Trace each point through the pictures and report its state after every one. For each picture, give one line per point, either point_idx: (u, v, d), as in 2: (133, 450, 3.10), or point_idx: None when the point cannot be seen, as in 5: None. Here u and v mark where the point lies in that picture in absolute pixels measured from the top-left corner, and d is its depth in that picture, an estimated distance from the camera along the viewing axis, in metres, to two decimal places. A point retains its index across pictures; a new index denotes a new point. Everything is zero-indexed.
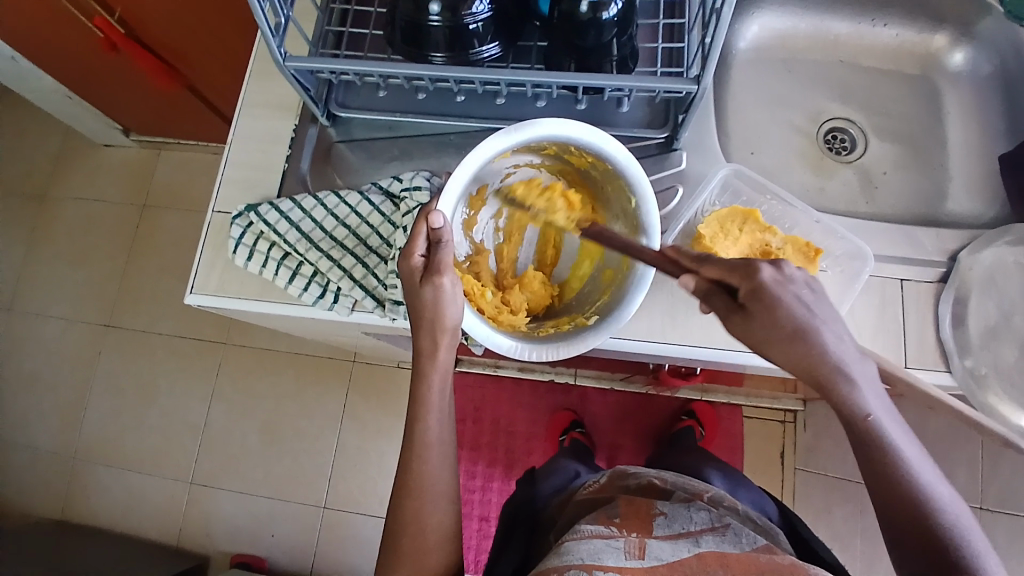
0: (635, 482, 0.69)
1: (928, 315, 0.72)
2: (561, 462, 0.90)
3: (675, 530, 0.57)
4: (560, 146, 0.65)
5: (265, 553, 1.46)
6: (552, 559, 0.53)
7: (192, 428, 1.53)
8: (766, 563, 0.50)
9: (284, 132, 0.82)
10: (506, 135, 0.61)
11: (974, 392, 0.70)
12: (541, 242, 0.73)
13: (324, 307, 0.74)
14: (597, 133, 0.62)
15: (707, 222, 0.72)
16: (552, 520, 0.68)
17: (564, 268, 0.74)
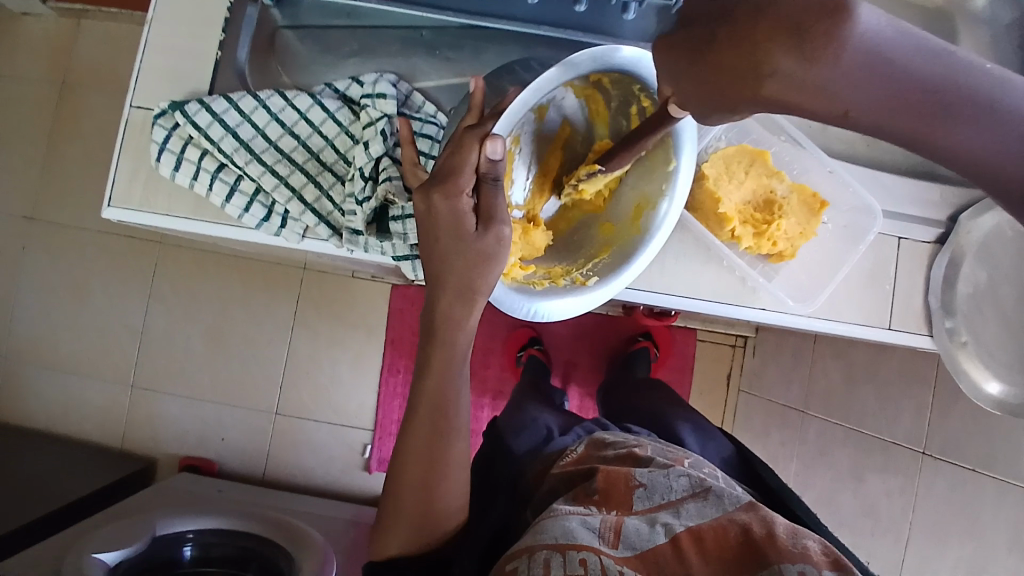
0: (613, 451, 0.68)
1: (920, 278, 0.70)
2: (532, 419, 0.87)
3: (654, 503, 0.60)
4: (619, 80, 0.56)
5: (215, 457, 1.44)
6: (528, 537, 0.55)
7: (131, 330, 1.44)
8: (738, 544, 0.53)
9: (216, 12, 0.67)
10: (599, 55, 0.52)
11: (949, 353, 0.69)
12: (538, 177, 0.63)
13: (269, 232, 0.64)
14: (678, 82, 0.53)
15: (712, 160, 0.63)
16: (530, 493, 0.68)
17: (548, 212, 0.66)
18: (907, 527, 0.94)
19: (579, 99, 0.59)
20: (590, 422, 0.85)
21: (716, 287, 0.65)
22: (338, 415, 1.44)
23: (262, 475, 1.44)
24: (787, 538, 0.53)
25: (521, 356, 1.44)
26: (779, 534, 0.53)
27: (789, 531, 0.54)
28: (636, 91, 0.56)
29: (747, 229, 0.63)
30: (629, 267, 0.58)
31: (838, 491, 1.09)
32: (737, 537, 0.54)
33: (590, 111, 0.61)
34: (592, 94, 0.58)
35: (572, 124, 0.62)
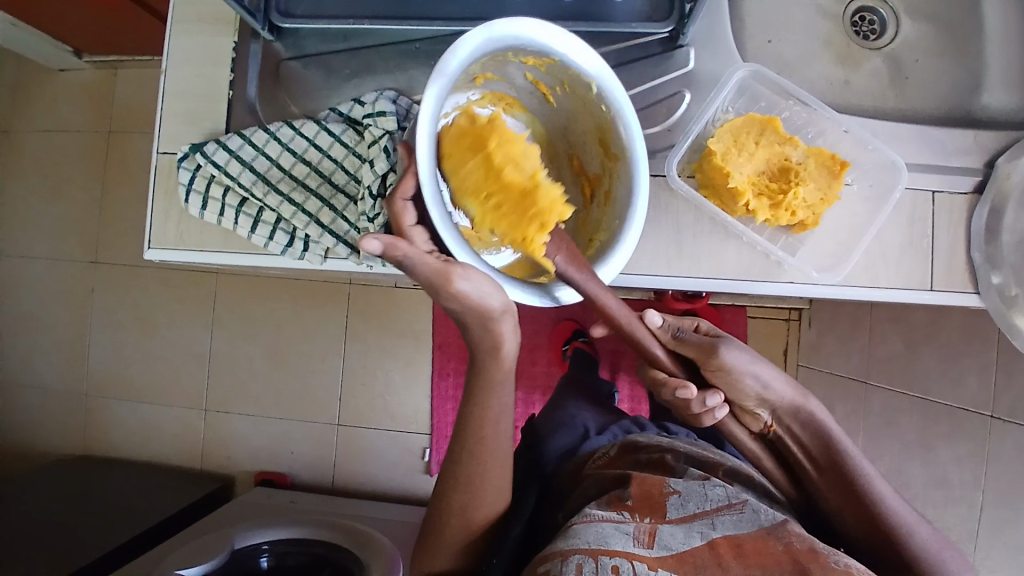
0: (645, 457, 0.70)
1: (960, 232, 0.65)
2: (571, 417, 0.89)
3: (688, 511, 0.59)
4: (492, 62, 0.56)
5: (286, 470, 1.52)
6: (559, 541, 0.56)
7: (199, 357, 1.54)
8: (781, 553, 0.54)
9: (224, 53, 0.72)
10: (455, 56, 0.50)
11: (1000, 311, 0.63)
12: None
13: (293, 256, 0.67)
14: (535, 21, 0.53)
15: (719, 135, 0.62)
16: (564, 494, 0.70)
17: None
18: (979, 497, 0.88)
19: (489, 108, 0.62)
20: (627, 422, 0.86)
21: (738, 265, 0.63)
22: (394, 422, 1.49)
23: (331, 484, 1.51)
24: (823, 554, 0.54)
25: (566, 349, 1.44)
26: (819, 550, 0.55)
27: (828, 550, 0.56)
28: (514, 57, 0.57)
29: (766, 202, 0.61)
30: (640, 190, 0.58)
31: (906, 462, 1.03)
32: (778, 550, 0.55)
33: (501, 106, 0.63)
34: (493, 95, 0.62)
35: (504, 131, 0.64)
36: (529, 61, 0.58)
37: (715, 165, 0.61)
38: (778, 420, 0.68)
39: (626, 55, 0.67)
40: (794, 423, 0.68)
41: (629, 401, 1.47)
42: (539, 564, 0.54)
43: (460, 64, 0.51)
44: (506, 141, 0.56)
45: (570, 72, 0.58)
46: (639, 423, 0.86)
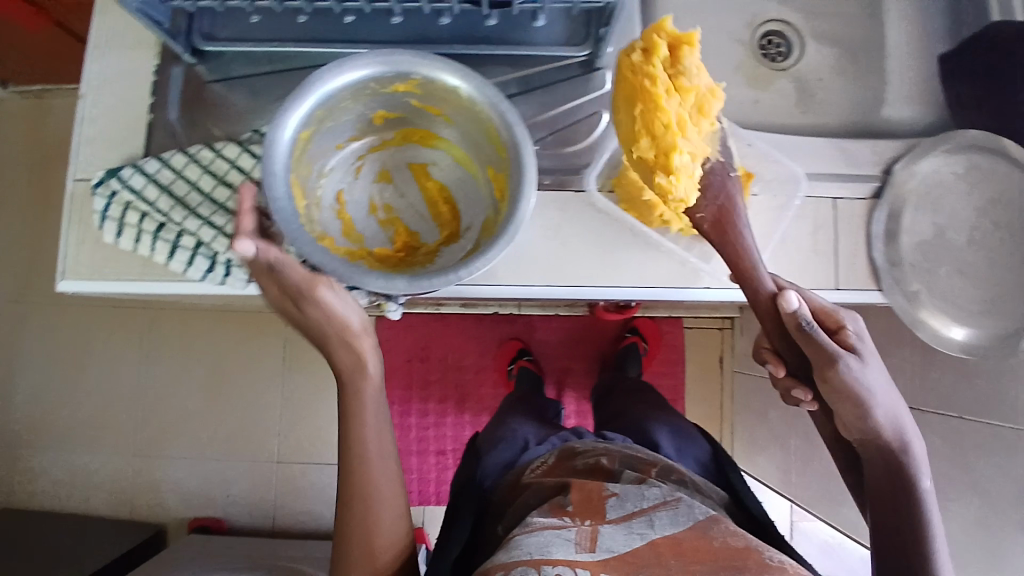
0: (581, 463, 0.71)
1: (860, 236, 0.70)
2: (511, 431, 0.87)
3: (627, 510, 0.60)
4: (360, 97, 0.59)
5: (223, 513, 1.44)
6: (501, 554, 0.56)
7: (127, 397, 1.45)
8: (716, 548, 0.55)
9: (145, 78, 0.71)
10: (299, 101, 0.54)
11: (905, 310, 0.69)
12: (429, 203, 0.67)
13: (215, 281, 0.65)
14: (375, 53, 0.56)
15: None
16: (501, 509, 0.70)
17: (468, 216, 0.67)
18: None
19: (402, 145, 0.67)
20: (566, 433, 0.87)
21: (657, 275, 0.67)
22: (337, 456, 1.44)
23: (271, 526, 1.44)
24: (759, 549, 0.56)
25: (511, 370, 1.42)
26: (755, 546, 0.57)
27: (762, 545, 0.57)
28: (383, 87, 0.59)
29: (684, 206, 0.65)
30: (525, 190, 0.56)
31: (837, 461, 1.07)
32: (714, 546, 0.56)
33: (408, 137, 0.66)
34: (401, 130, 0.66)
35: (422, 160, 0.67)
36: (399, 88, 0.59)
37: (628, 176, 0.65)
38: (865, 447, 0.58)
39: (546, 77, 0.70)
40: (880, 455, 0.57)
41: (575, 416, 1.48)
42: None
43: (316, 99, 0.55)
44: (676, 96, 0.58)
45: (441, 86, 0.59)
46: (578, 433, 0.87)
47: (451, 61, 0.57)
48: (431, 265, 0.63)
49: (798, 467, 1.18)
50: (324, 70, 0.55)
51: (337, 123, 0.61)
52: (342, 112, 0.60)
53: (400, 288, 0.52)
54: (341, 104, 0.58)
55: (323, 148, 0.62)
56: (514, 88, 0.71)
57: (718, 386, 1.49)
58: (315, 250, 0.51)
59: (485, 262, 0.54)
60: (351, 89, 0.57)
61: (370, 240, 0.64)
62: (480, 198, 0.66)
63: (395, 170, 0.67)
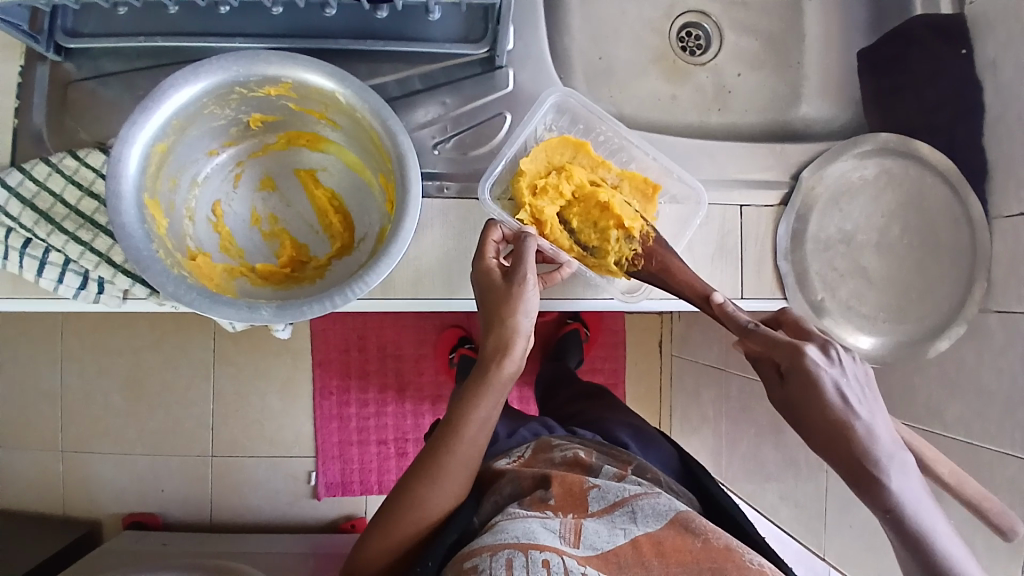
0: (560, 455, 0.70)
1: (767, 242, 0.69)
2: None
3: (608, 502, 0.62)
4: (225, 102, 0.55)
5: (157, 509, 1.41)
6: (487, 537, 0.57)
7: (49, 395, 1.39)
8: (699, 550, 0.57)
9: (8, 80, 0.64)
10: (148, 113, 0.50)
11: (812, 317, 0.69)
12: (319, 214, 0.62)
13: (88, 300, 0.61)
14: (235, 55, 0.52)
15: (533, 156, 0.64)
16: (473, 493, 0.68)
17: (364, 226, 0.62)
18: (824, 476, 0.94)
19: (287, 148, 0.62)
20: (534, 425, 0.84)
21: (563, 285, 0.67)
22: (275, 448, 1.42)
23: (209, 520, 1.41)
24: (741, 552, 0.57)
25: (452, 358, 1.39)
26: (734, 547, 0.58)
27: (742, 548, 0.59)
28: (251, 91, 0.55)
29: (589, 242, 0.64)
30: (407, 206, 0.53)
31: (761, 446, 1.09)
32: (697, 547, 0.57)
33: (293, 140, 0.62)
34: (283, 134, 0.61)
35: (310, 165, 0.63)
36: (272, 92, 0.55)
37: (529, 210, 0.62)
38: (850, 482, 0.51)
39: (447, 75, 0.67)
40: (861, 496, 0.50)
41: (518, 402, 1.46)
42: (467, 560, 0.55)
43: (171, 108, 0.51)
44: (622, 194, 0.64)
45: (313, 89, 0.55)
46: (547, 426, 0.84)
47: (322, 63, 0.53)
48: (320, 281, 0.59)
49: (728, 452, 1.21)
50: (176, 77, 0.51)
51: (203, 130, 0.56)
52: (207, 118, 0.55)
53: (265, 317, 0.49)
54: (204, 111, 0.54)
55: (189, 157, 0.57)
56: (417, 85, 0.67)
57: (657, 367, 1.49)
58: (168, 279, 0.49)
59: (363, 286, 0.51)
60: (212, 96, 0.53)
61: (251, 254, 0.60)
62: (375, 206, 0.62)
63: (281, 177, 0.62)
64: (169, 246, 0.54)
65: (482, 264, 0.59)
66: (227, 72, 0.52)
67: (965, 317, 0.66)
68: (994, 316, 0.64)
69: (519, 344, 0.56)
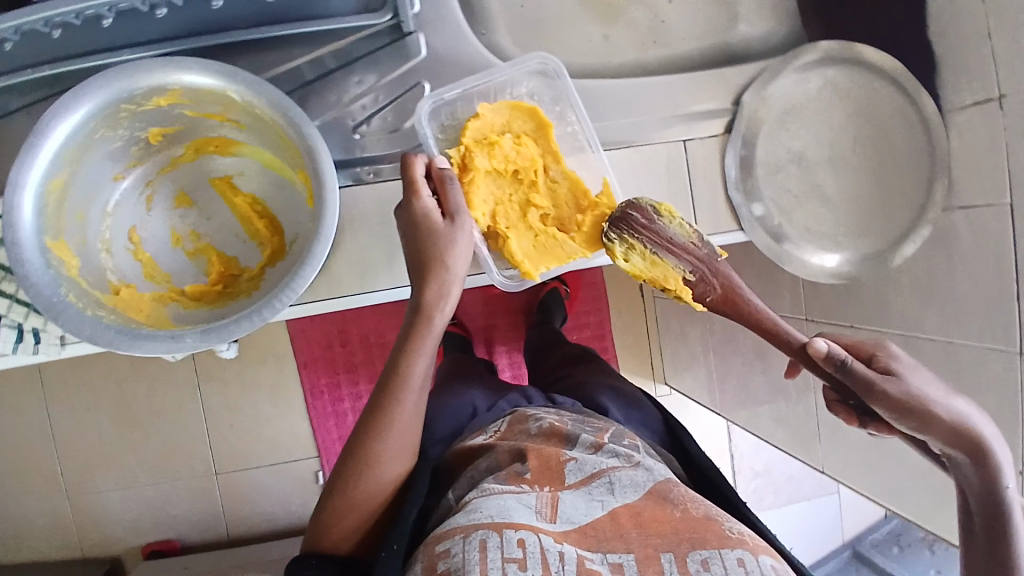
0: (536, 426, 0.68)
1: (715, 174, 0.67)
2: (456, 398, 0.82)
3: (586, 474, 0.61)
4: (117, 120, 0.51)
5: (173, 533, 1.41)
6: (460, 516, 0.55)
7: (40, 442, 1.38)
8: (677, 519, 0.56)
9: None
10: (32, 152, 0.47)
11: (768, 245, 0.67)
12: (242, 221, 0.59)
13: (27, 352, 0.58)
14: (111, 69, 0.48)
15: (497, 106, 0.61)
16: (450, 477, 0.67)
17: (292, 228, 0.59)
18: (813, 398, 0.94)
19: (198, 157, 0.59)
20: (514, 394, 0.82)
21: None
22: (277, 455, 1.41)
23: (227, 535, 1.42)
24: (722, 521, 0.57)
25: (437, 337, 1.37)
26: (714, 516, 0.57)
27: (722, 516, 0.58)
28: (140, 104, 0.51)
29: (498, 216, 0.60)
30: (326, 198, 0.50)
31: (751, 376, 1.08)
32: (674, 514, 0.56)
33: (202, 147, 0.58)
34: (189, 144, 0.58)
35: (225, 172, 0.60)
36: (162, 101, 0.52)
37: (460, 150, 0.59)
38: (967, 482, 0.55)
39: (357, 51, 0.63)
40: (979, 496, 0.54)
41: (510, 369, 1.45)
42: (439, 543, 0.53)
43: (57, 140, 0.48)
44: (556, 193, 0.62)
45: (205, 92, 0.51)
46: (528, 394, 0.82)
47: (207, 62, 0.50)
48: (255, 292, 0.56)
49: (721, 387, 1.20)
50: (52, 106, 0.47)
51: (100, 155, 0.53)
52: (101, 142, 0.52)
53: (192, 343, 0.47)
54: (94, 135, 0.51)
55: (93, 185, 0.54)
56: (331, 63, 0.63)
57: (643, 314, 1.46)
58: (84, 322, 0.46)
59: (292, 292, 0.48)
60: (99, 117, 0.50)
61: (179, 276, 0.58)
62: (302, 204, 0.59)
63: (197, 192, 0.59)
64: (87, 283, 0.51)
65: (416, 206, 0.54)
66: (109, 90, 0.49)
67: (928, 219, 0.65)
68: (958, 214, 0.63)
69: (447, 297, 0.55)
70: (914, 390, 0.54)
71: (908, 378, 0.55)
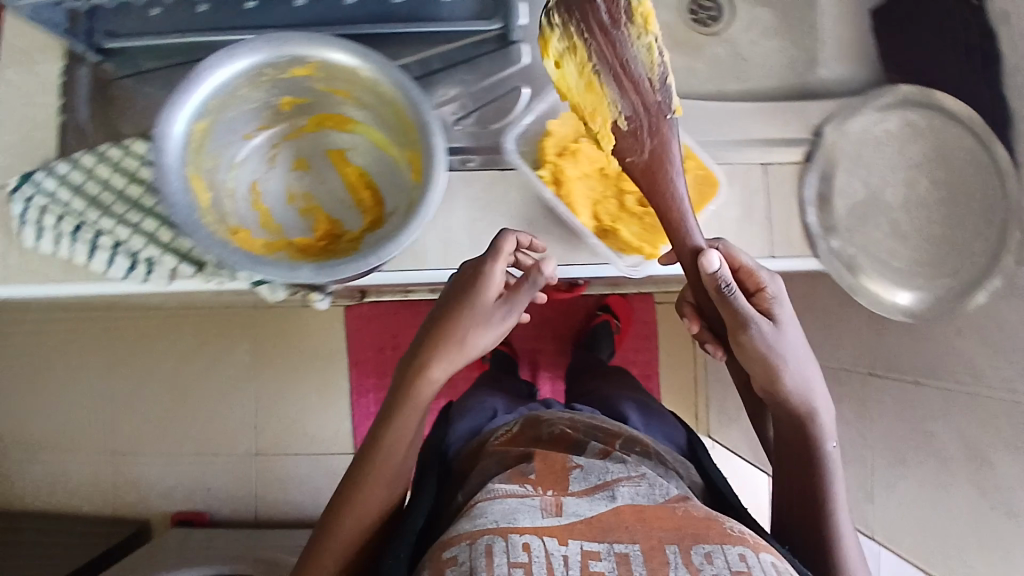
0: (545, 433, 0.70)
1: (793, 199, 0.69)
2: (480, 402, 0.89)
3: (591, 483, 0.60)
4: (259, 84, 0.58)
5: (205, 507, 1.45)
6: (463, 523, 0.55)
7: (98, 400, 1.46)
8: (679, 517, 0.55)
9: (50, 79, 0.67)
10: (188, 97, 0.54)
11: (843, 275, 0.70)
12: (349, 190, 0.66)
13: (137, 280, 0.64)
14: (265, 38, 0.55)
15: (563, 118, 0.67)
16: (462, 476, 0.69)
17: (392, 200, 0.65)
18: None
19: (318, 129, 0.66)
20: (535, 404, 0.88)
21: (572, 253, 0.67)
22: (315, 445, 1.45)
23: (255, 515, 1.45)
24: (722, 520, 0.56)
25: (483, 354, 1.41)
26: (715, 518, 0.56)
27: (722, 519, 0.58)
28: (282, 72, 0.58)
29: (601, 213, 0.66)
30: (433, 170, 0.55)
31: None
32: (676, 514, 0.56)
33: (323, 121, 0.65)
34: (313, 117, 0.64)
35: (340, 146, 0.66)
36: (299, 73, 0.59)
37: (548, 168, 0.65)
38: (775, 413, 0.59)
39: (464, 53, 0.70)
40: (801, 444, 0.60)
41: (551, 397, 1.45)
42: (445, 551, 0.53)
43: (209, 90, 0.55)
44: None
45: (339, 67, 0.58)
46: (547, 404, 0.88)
47: (346, 42, 0.56)
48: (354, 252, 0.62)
49: None
50: (211, 62, 0.54)
51: (239, 113, 0.60)
52: (243, 101, 0.59)
53: (305, 275, 0.52)
54: (239, 93, 0.58)
55: (228, 139, 0.61)
56: (436, 64, 0.69)
57: (692, 357, 1.47)
58: (212, 244, 0.52)
59: (395, 246, 0.53)
60: (247, 76, 0.56)
61: (289, 230, 0.64)
62: (404, 181, 0.65)
63: (313, 159, 0.66)
64: (213, 219, 0.57)
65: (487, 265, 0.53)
66: (259, 55, 0.55)
67: (1001, 271, 0.65)
68: None
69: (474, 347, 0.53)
70: (777, 345, 0.54)
71: (783, 330, 0.55)
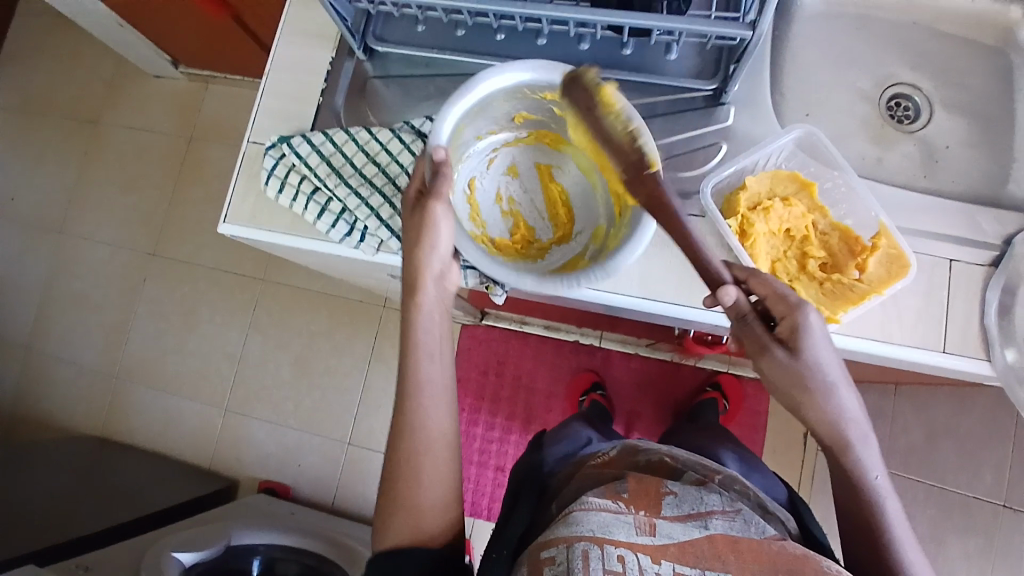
0: (644, 459, 0.62)
1: (974, 301, 0.68)
2: (570, 428, 0.81)
3: (684, 511, 0.52)
4: (510, 98, 0.66)
5: (291, 481, 1.52)
6: (558, 527, 0.50)
7: (228, 357, 1.59)
8: (776, 554, 0.48)
9: (321, 63, 0.80)
10: (459, 97, 0.63)
11: (1013, 386, 0.67)
12: (549, 203, 0.72)
13: (350, 245, 0.74)
14: (533, 63, 0.62)
15: (761, 177, 0.71)
16: (557, 492, 0.61)
17: (584, 223, 0.71)
18: None
19: (536, 144, 0.73)
20: None
21: None
22: None
23: (331, 503, 1.50)
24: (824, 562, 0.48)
25: (582, 400, 1.40)
26: (811, 556, 0.49)
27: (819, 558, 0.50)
28: (534, 92, 0.66)
29: (780, 270, 0.70)
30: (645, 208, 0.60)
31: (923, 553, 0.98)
32: (770, 550, 0.49)
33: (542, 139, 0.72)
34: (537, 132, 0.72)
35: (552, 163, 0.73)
36: (547, 97, 0.66)
37: (739, 219, 0.70)
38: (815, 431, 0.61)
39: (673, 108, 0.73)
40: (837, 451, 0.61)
41: None
42: (544, 551, 0.48)
43: (474, 95, 0.63)
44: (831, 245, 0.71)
45: None
46: None
47: (599, 82, 0.63)
48: (541, 261, 0.69)
49: None
50: (485, 73, 0.63)
51: (485, 118, 0.68)
52: (492, 109, 0.67)
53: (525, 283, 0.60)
54: (493, 102, 0.66)
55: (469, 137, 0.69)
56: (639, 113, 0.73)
57: (800, 460, 1.40)
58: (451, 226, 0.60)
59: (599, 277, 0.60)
60: (506, 90, 0.65)
61: (491, 227, 0.71)
62: (597, 206, 0.70)
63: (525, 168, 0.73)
64: None
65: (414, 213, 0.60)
66: (523, 76, 0.63)
67: None
68: None
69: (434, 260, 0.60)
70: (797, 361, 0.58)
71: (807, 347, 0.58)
